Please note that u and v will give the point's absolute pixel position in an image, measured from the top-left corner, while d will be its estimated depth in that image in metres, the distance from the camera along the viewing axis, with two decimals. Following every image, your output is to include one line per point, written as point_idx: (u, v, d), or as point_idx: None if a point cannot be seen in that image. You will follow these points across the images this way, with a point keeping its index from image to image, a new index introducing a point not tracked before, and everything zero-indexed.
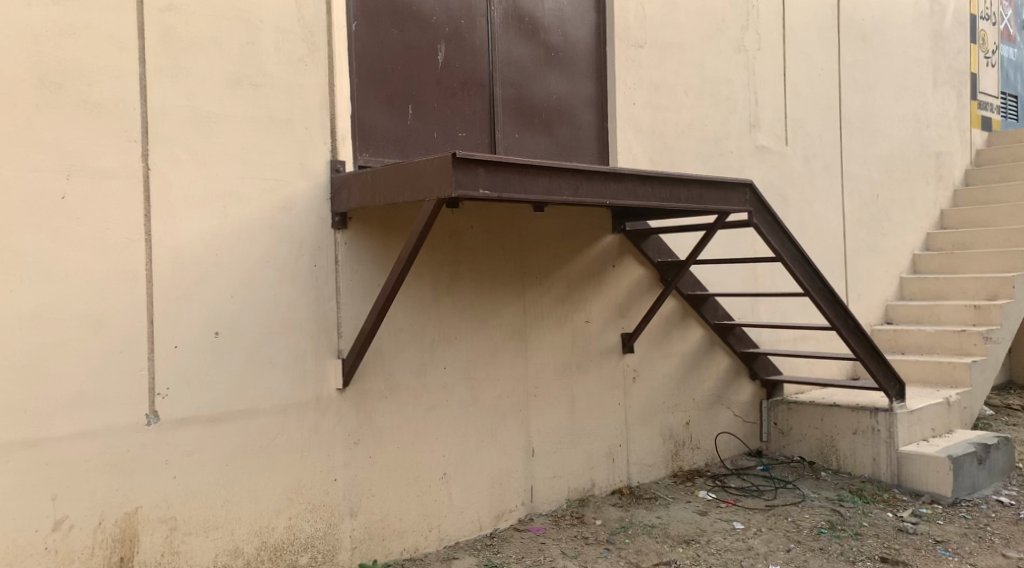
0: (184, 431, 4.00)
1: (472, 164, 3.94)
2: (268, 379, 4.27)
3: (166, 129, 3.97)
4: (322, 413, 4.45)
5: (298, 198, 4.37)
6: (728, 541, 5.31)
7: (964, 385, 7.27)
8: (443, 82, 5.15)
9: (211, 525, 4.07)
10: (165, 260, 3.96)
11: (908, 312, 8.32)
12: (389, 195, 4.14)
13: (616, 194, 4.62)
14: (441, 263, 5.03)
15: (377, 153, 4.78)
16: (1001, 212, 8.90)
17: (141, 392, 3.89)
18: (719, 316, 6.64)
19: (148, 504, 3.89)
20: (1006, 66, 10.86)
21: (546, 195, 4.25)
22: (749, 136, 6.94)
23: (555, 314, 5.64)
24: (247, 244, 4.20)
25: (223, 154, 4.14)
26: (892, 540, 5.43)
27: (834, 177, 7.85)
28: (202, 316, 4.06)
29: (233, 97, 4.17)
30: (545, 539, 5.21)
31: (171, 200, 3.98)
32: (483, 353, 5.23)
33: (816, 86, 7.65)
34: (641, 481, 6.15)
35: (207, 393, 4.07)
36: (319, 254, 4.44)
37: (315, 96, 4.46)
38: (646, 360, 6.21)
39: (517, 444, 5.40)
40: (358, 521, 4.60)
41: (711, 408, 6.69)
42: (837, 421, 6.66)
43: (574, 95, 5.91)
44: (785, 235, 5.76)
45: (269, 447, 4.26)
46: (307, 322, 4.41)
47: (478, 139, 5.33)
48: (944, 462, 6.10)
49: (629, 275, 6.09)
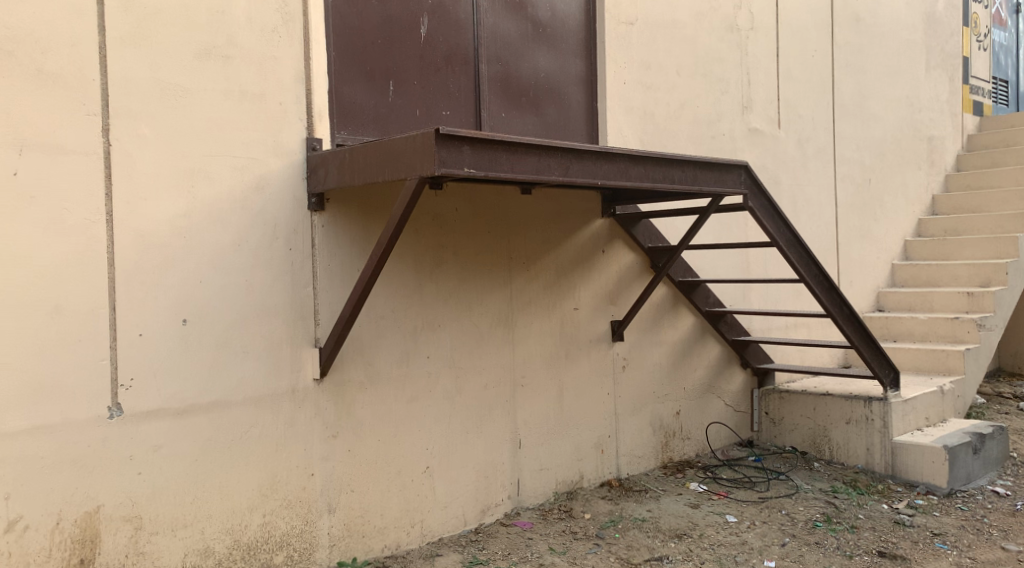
0: (150, 424, 3.76)
1: (456, 141, 3.71)
2: (240, 369, 4.04)
3: (129, 102, 3.72)
4: (298, 405, 4.23)
5: (271, 178, 4.13)
6: (721, 535, 5.13)
7: (958, 372, 7.12)
8: (426, 57, 4.92)
9: (179, 524, 3.84)
10: (129, 243, 3.72)
11: (900, 299, 8.16)
12: (369, 174, 3.91)
13: (608, 174, 4.40)
14: (424, 248, 4.80)
15: (356, 131, 4.55)
16: (993, 198, 8.75)
17: (103, 384, 3.65)
18: (711, 303, 6.46)
19: (111, 503, 3.66)
20: (998, 50, 10.69)
21: (534, 175, 4.03)
22: (741, 118, 6.74)
23: (543, 301, 5.43)
24: (218, 226, 3.96)
25: (191, 129, 3.89)
26: (889, 533, 5.27)
27: (827, 161, 7.67)
28: (169, 303, 3.82)
29: (201, 69, 3.92)
30: (533, 534, 5.01)
31: (134, 179, 3.73)
32: (469, 342, 5.02)
33: (810, 67, 7.46)
34: (631, 473, 5.97)
35: (175, 384, 3.84)
36: (294, 237, 4.21)
37: (290, 70, 4.21)
38: (636, 348, 6.02)
39: (504, 436, 5.20)
40: (336, 517, 4.38)
41: (702, 398, 6.52)
42: (830, 410, 6.50)
43: (562, 72, 5.69)
44: (780, 219, 5.56)
45: (242, 441, 4.04)
46: (281, 309, 4.17)
47: (463, 117, 5.11)
48: (939, 452, 5.95)
49: (619, 261, 5.89)
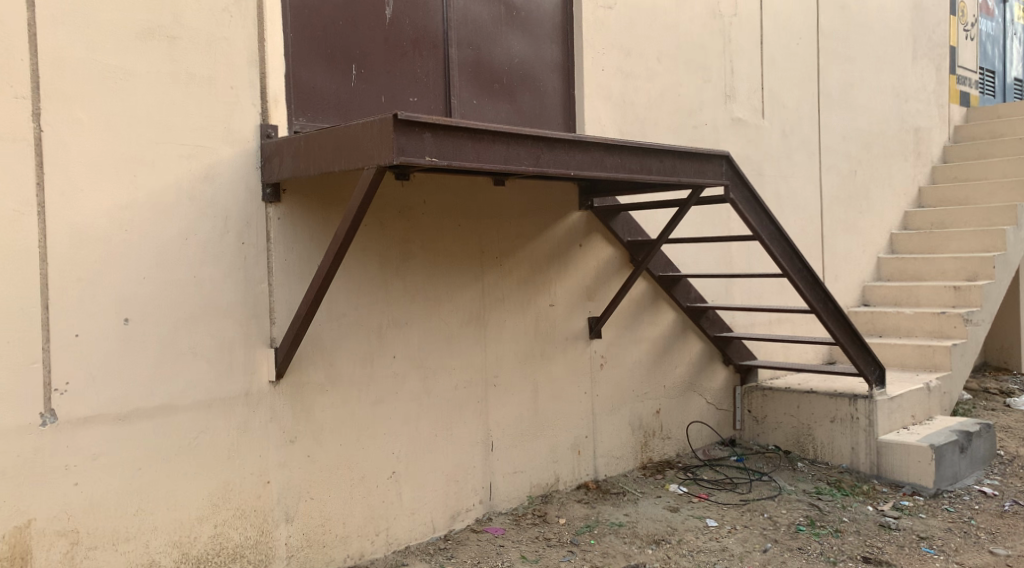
0: (87, 431, 3.53)
1: (417, 128, 3.48)
2: (189, 371, 3.80)
3: (64, 85, 3.47)
4: (252, 409, 4.00)
5: (222, 167, 3.88)
6: (701, 540, 4.93)
7: (945, 369, 6.94)
8: (391, 40, 4.67)
9: (120, 538, 3.61)
10: (63, 237, 3.47)
11: (886, 293, 7.99)
12: (325, 163, 3.67)
13: (582, 164, 4.17)
14: (391, 241, 4.56)
15: (316, 117, 4.29)
16: (980, 190, 8.59)
17: (35, 388, 3.41)
18: (693, 298, 6.23)
19: (44, 516, 3.42)
20: (984, 40, 10.51)
21: (502, 164, 3.80)
22: (724, 107, 6.52)
23: (518, 297, 5.20)
24: (164, 219, 3.72)
25: (133, 115, 3.64)
26: (875, 537, 5.06)
27: (812, 153, 7.48)
28: (109, 302, 3.58)
29: (144, 50, 3.67)
30: (504, 541, 4.79)
31: (68, 168, 3.48)
32: (439, 340, 4.79)
33: (794, 56, 7.25)
34: (609, 475, 5.76)
35: (116, 387, 3.60)
36: (248, 230, 3.97)
37: (242, 52, 3.97)
38: (615, 346, 5.80)
39: (475, 438, 4.97)
40: (294, 527, 4.15)
41: (683, 395, 6.31)
42: (814, 408, 6.30)
43: (536, 58, 5.46)
44: (763, 212, 5.34)
45: (190, 448, 3.80)
46: (233, 307, 3.94)
47: (431, 104, 4.86)
48: (926, 452, 5.77)
49: (596, 254, 5.67)
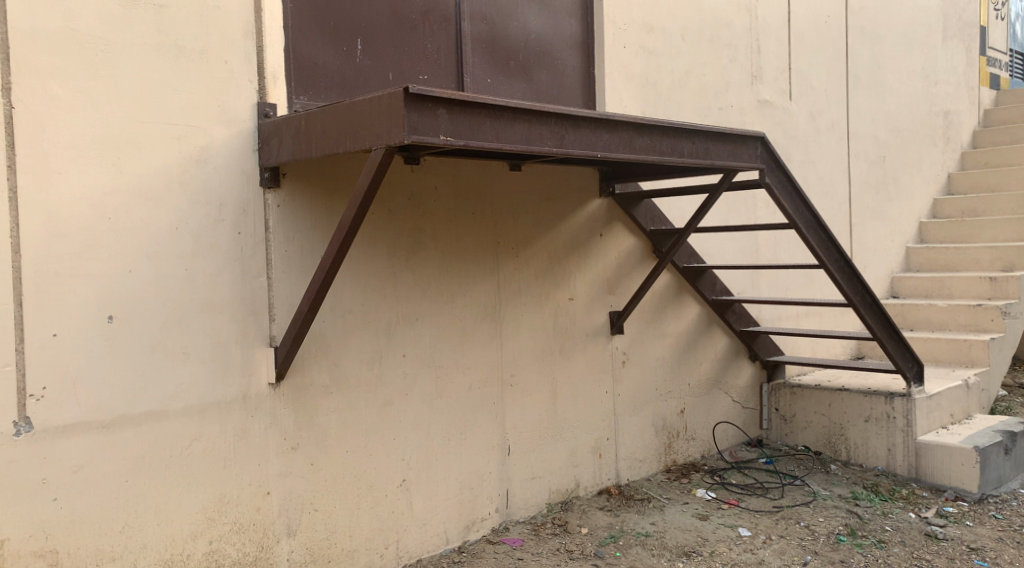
0: (67, 440, 3.20)
1: (430, 103, 3.12)
2: (181, 373, 3.47)
3: (38, 57, 3.12)
4: (251, 414, 3.66)
5: (216, 150, 3.54)
6: (735, 552, 4.58)
7: (982, 365, 6.57)
8: (400, 13, 4.32)
9: (106, 557, 3.28)
10: (39, 225, 3.13)
11: (917, 285, 7.61)
12: (328, 143, 3.32)
13: (609, 144, 3.82)
14: (401, 231, 4.22)
15: (319, 95, 3.95)
16: (1014, 175, 8.20)
17: (7, 395, 3.08)
18: (718, 291, 5.89)
19: (19, 536, 3.09)
20: (1014, 20, 10.10)
21: (523, 145, 3.44)
22: (751, 88, 6.15)
23: (535, 290, 4.85)
24: (151, 207, 3.38)
25: (117, 90, 3.30)
26: (922, 549, 4.70)
27: (840, 137, 7.10)
28: (91, 297, 3.24)
29: (128, 18, 3.32)
30: (523, 553, 4.44)
31: (43, 149, 3.13)
32: (451, 338, 4.44)
33: (822, 35, 6.87)
34: (631, 479, 5.41)
35: (99, 391, 3.27)
36: (245, 219, 3.63)
37: (237, 23, 3.61)
38: (637, 343, 5.45)
39: (490, 442, 4.63)
40: (297, 541, 3.81)
41: (708, 393, 5.96)
42: (847, 406, 5.95)
43: (553, 33, 5.12)
44: (800, 197, 4.97)
45: (182, 458, 3.47)
46: (230, 303, 3.60)
47: (441, 81, 4.53)
48: (969, 454, 5.40)
49: (618, 245, 5.31)
